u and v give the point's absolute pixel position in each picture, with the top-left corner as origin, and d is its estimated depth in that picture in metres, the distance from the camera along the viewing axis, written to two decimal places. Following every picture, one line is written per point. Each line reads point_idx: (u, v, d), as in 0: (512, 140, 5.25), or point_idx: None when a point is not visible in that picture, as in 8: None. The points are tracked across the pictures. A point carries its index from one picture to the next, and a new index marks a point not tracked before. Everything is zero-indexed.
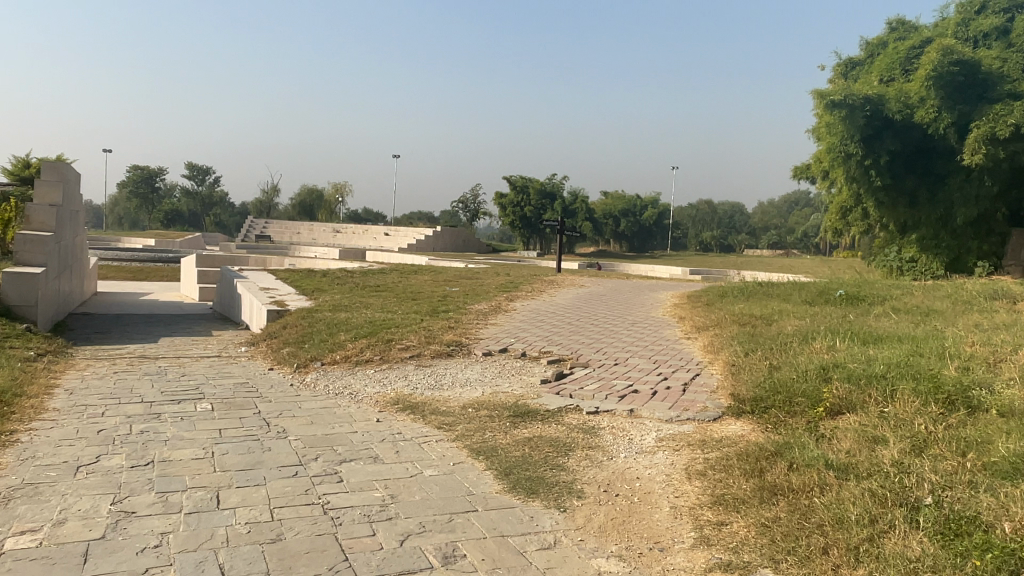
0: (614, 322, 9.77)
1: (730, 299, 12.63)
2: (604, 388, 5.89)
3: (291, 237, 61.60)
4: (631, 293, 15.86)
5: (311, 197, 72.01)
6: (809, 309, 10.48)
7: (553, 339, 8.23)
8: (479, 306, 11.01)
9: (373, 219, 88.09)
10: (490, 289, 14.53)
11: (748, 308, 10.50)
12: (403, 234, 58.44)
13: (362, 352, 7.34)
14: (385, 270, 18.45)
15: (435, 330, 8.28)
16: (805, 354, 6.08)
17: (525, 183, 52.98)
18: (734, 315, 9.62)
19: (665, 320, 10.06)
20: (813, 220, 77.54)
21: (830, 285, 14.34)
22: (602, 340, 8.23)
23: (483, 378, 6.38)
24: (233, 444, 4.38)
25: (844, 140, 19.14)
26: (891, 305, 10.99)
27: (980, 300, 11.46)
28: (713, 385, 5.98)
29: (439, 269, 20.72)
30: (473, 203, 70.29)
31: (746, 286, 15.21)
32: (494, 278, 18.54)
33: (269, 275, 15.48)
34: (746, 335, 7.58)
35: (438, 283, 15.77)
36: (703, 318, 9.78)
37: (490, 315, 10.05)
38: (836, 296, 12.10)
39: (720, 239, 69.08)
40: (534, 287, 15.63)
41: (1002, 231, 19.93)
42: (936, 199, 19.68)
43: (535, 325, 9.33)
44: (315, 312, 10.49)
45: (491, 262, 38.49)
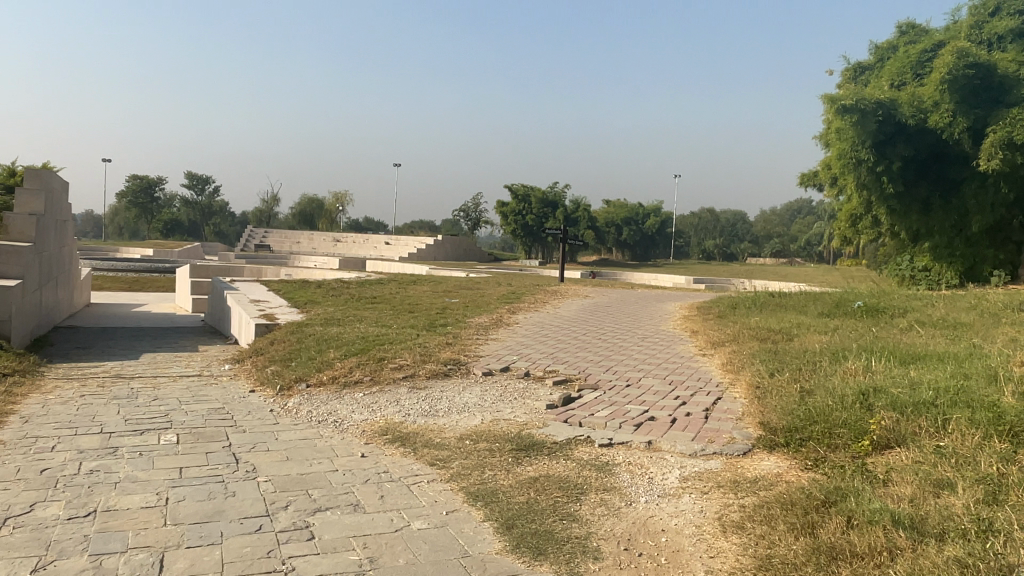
0: (622, 337, 9.18)
1: (742, 311, 12.05)
2: (617, 415, 5.30)
3: (291, 247, 61.14)
4: (637, 305, 15.27)
5: (312, 207, 71.63)
6: (829, 322, 9.89)
7: (559, 357, 7.63)
8: (479, 320, 10.43)
9: (373, 228, 87.66)
10: (491, 300, 13.95)
11: (764, 321, 9.89)
12: (404, 243, 57.97)
13: (351, 372, 6.75)
14: (383, 281, 17.88)
15: (431, 347, 7.69)
16: (839, 377, 5.47)
17: (527, 192, 52.75)
18: (751, 329, 9.01)
19: (676, 335, 9.46)
20: (817, 228, 76.97)
21: (845, 296, 13.74)
22: (611, 358, 7.62)
23: (482, 403, 5.78)
24: (192, 490, 3.78)
25: (855, 146, 18.57)
26: (914, 318, 10.41)
27: (1007, 312, 10.87)
28: (737, 411, 5.38)
29: (439, 279, 20.16)
30: (474, 212, 69.85)
31: (758, 297, 14.61)
32: (495, 289, 17.95)
33: (261, 287, 14.92)
34: (768, 352, 6.98)
35: (437, 295, 15.21)
36: (717, 332, 9.18)
37: (490, 329, 9.46)
38: (855, 308, 11.51)
39: (723, 247, 68.57)
40: (536, 298, 15.05)
41: (1019, 239, 19.49)
42: (950, 206, 19.09)
43: (538, 340, 8.73)
44: (305, 327, 9.90)
45: (492, 271, 38.01)
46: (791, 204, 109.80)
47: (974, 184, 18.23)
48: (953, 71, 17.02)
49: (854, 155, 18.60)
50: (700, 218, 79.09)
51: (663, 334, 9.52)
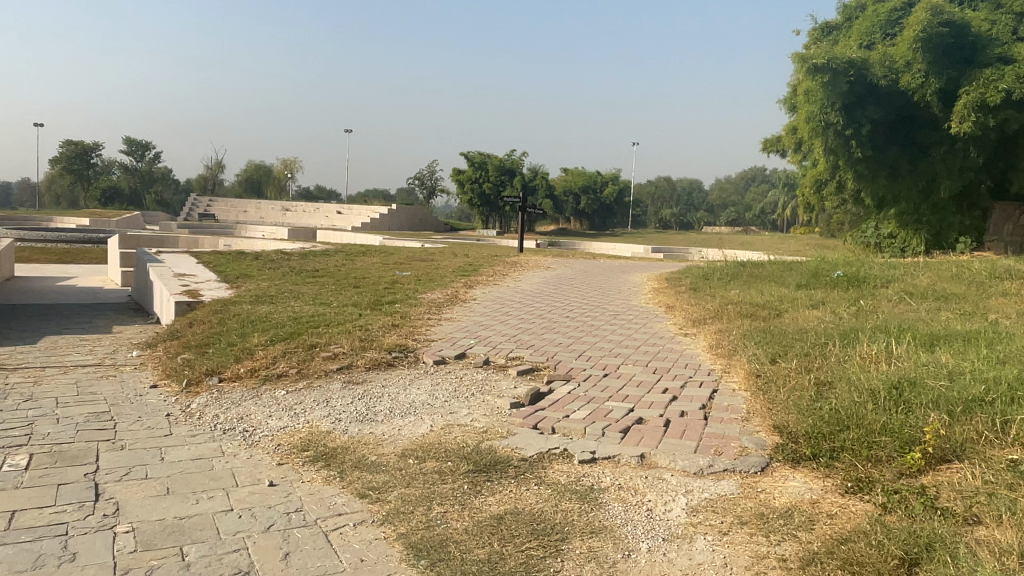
0: (591, 315, 8.18)
1: (717, 283, 11.15)
2: (598, 416, 4.31)
3: (238, 216, 58.64)
4: (602, 277, 14.32)
5: (259, 174, 68.78)
6: (813, 295, 9.09)
7: (523, 340, 6.61)
8: (431, 295, 9.32)
9: (326, 197, 85.09)
10: (446, 273, 12.83)
11: (746, 294, 9.00)
12: (357, 213, 56.13)
13: (275, 363, 5.62)
14: (329, 252, 16.57)
15: (374, 330, 6.58)
16: (860, 366, 4.57)
17: (484, 159, 51.34)
18: (734, 303, 8.11)
19: (652, 312, 8.53)
20: (771, 196, 77.43)
21: (821, 265, 13.01)
22: (582, 340, 6.63)
23: (432, 402, 4.73)
24: (15, 552, 2.69)
25: (825, 108, 17.83)
26: (902, 289, 9.65)
27: (993, 282, 10.22)
28: (740, 409, 4.44)
29: (390, 250, 18.96)
30: (429, 180, 68.03)
31: (729, 267, 13.83)
32: (451, 260, 16.82)
33: (191, 259, 13.50)
34: (761, 332, 6.08)
35: (387, 267, 14.00)
36: (697, 308, 8.25)
37: (444, 306, 8.37)
38: (835, 279, 10.73)
39: (680, 215, 68.33)
40: (494, 270, 13.96)
41: (985, 205, 19.15)
42: (918, 171, 18.58)
43: (498, 319, 7.68)
44: (232, 306, 8.66)
45: (449, 241, 36.75)
46: (746, 173, 110.25)
47: (944, 149, 17.71)
48: (927, 29, 16.27)
49: (823, 117, 17.87)
50: (657, 186, 78.70)
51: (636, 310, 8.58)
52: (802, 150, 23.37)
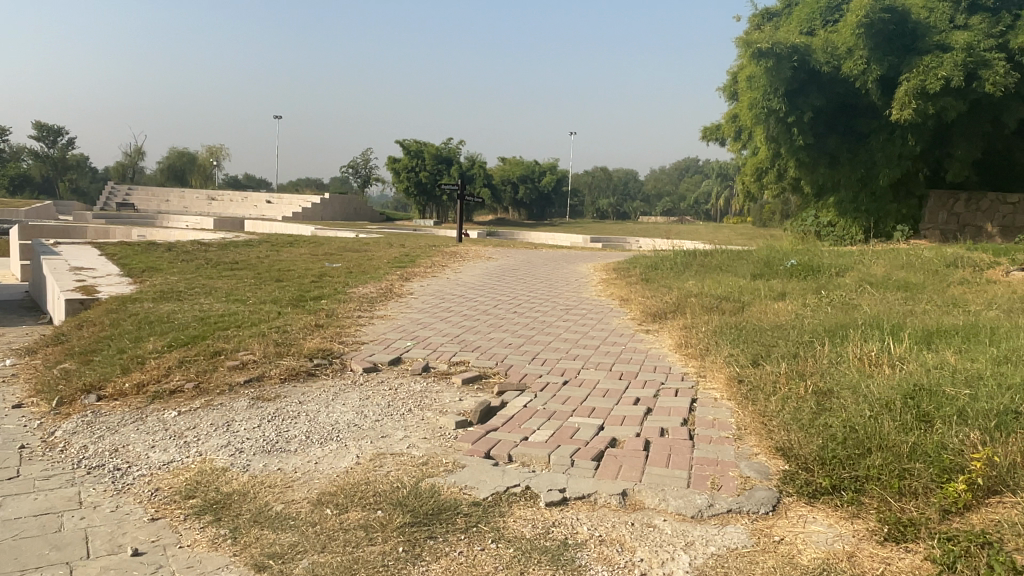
0: (540, 309, 7.45)
1: (669, 273, 10.57)
2: (562, 438, 3.55)
3: (160, 206, 55.64)
4: (546, 267, 13.62)
5: (182, 162, 65.52)
6: (772, 285, 8.59)
7: (468, 340, 5.81)
8: (362, 289, 8.41)
9: (255, 186, 81.96)
10: (380, 264, 11.89)
11: (704, 285, 8.42)
12: (288, 202, 54.02)
13: (169, 375, 4.66)
14: (252, 243, 15.35)
15: (295, 330, 5.67)
16: (861, 372, 3.94)
17: (420, 148, 50.04)
18: (694, 295, 7.51)
19: (606, 305, 7.85)
20: (705, 187, 78.60)
21: (770, 254, 12.65)
22: (534, 340, 5.89)
23: (359, 422, 3.89)
24: None
25: (767, 95, 17.57)
26: (859, 277, 9.27)
27: (946, 270, 9.97)
28: (729, 426, 3.75)
29: (321, 240, 17.81)
30: (364, 168, 66.17)
31: (676, 256, 13.33)
32: (386, 250, 15.83)
33: (93, 251, 12.15)
34: (734, 329, 5.44)
35: (315, 258, 12.93)
36: (654, 300, 7.61)
37: (378, 302, 7.48)
38: (788, 267, 10.29)
39: (616, 205, 68.50)
40: (431, 261, 13.08)
41: (921, 193, 19.18)
42: (857, 159, 18.52)
43: (438, 315, 6.85)
44: (130, 304, 7.55)
45: (384, 231, 35.45)
46: (679, 163, 111.63)
47: (883, 136, 17.68)
48: (869, 15, 16.11)
49: (766, 104, 17.61)
50: (594, 176, 78.72)
51: (587, 304, 7.90)
52: (742, 138, 23.22)
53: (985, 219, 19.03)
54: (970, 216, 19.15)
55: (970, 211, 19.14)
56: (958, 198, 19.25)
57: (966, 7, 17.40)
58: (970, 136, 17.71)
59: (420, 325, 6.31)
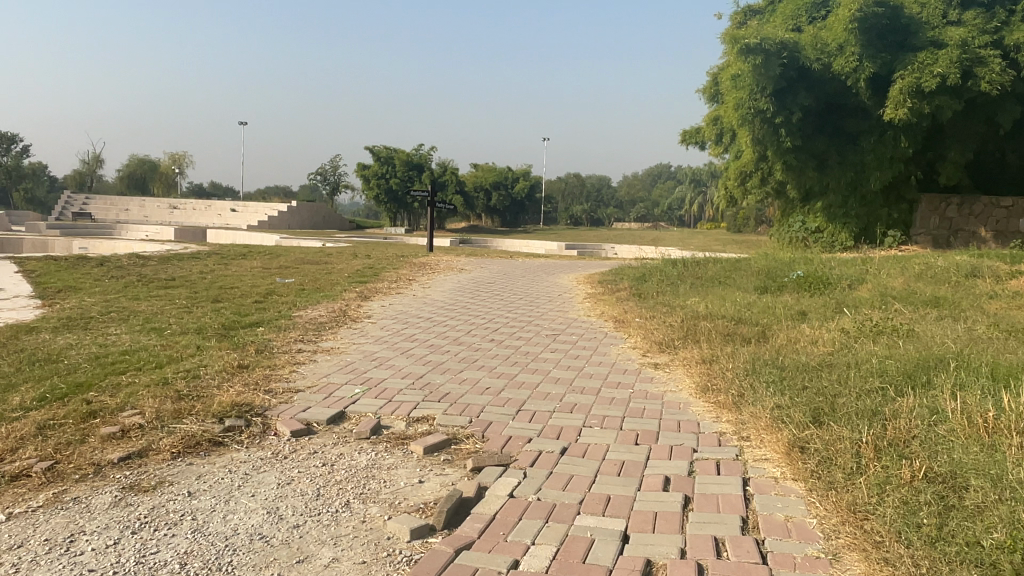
0: (521, 336, 6.23)
1: (663, 286, 9.43)
2: (568, 560, 2.37)
3: (118, 215, 53.46)
4: (525, 280, 12.45)
5: (143, 169, 63.18)
6: (784, 301, 7.54)
7: (434, 384, 4.59)
8: (311, 312, 7.13)
9: (220, 194, 79.84)
10: (339, 279, 10.56)
11: (708, 303, 7.27)
12: (254, 211, 52.36)
13: (14, 450, 3.35)
14: (200, 256, 13.93)
15: (210, 376, 4.39)
16: (981, 445, 2.82)
17: (389, 154, 48.97)
18: (704, 317, 6.36)
19: (600, 329, 6.67)
20: (679, 193, 78.34)
21: (769, 264, 11.58)
22: (520, 381, 4.68)
23: (267, 533, 2.65)
24: None
25: (753, 95, 16.65)
26: (877, 291, 8.23)
27: (966, 281, 9.03)
28: (808, 531, 2.61)
29: (279, 252, 16.46)
30: (333, 175, 64.48)
31: (665, 266, 12.28)
32: (349, 262, 14.55)
33: (9, 268, 10.67)
34: (772, 367, 4.29)
35: (266, 272, 11.58)
36: (657, 322, 6.43)
37: (326, 328, 6.21)
38: (794, 278, 9.22)
39: (590, 212, 67.60)
40: (396, 274, 11.79)
41: (912, 197, 18.32)
42: (846, 162, 17.66)
43: (398, 347, 5.59)
44: (23, 335, 6.20)
45: (352, 240, 33.89)
46: (652, 169, 111.06)
47: (874, 137, 16.90)
48: (863, 9, 15.27)
49: (753, 105, 16.69)
50: (568, 182, 77.68)
51: (574, 328, 6.70)
52: (724, 141, 22.29)
53: (978, 224, 18.22)
54: (964, 220, 18.38)
55: (962, 216, 18.36)
56: (950, 202, 18.47)
57: (958, 2, 16.68)
58: (963, 138, 17.03)
59: (375, 362, 5.06)
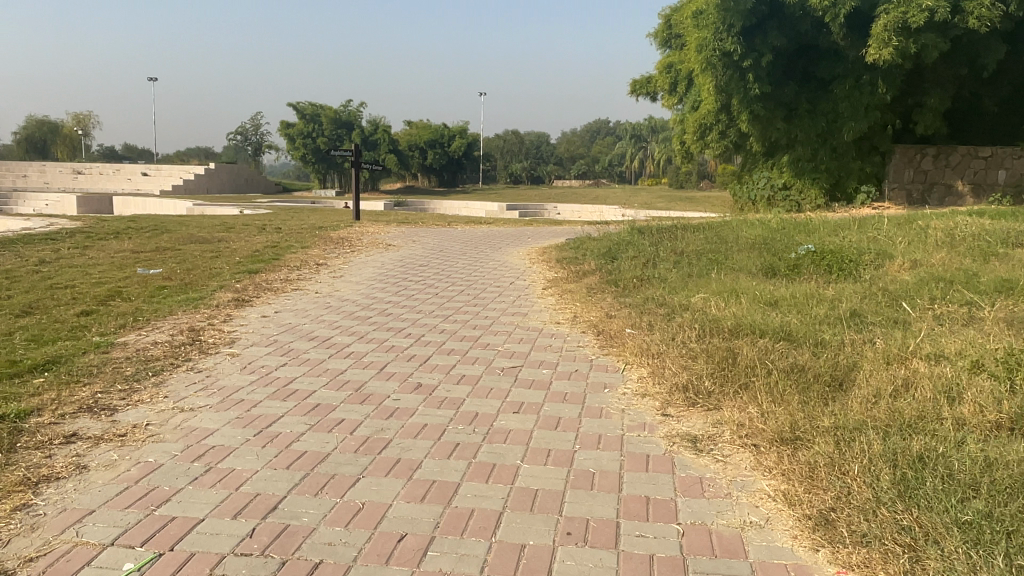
0: (461, 379, 3.93)
1: (644, 270, 7.33)
2: None
3: (14, 181, 48.40)
4: (466, 256, 10.31)
5: (41, 131, 57.30)
6: (814, 294, 5.62)
7: (294, 542, 2.29)
8: (147, 337, 4.75)
9: (134, 157, 74.37)
10: (223, 269, 8.09)
11: (726, 307, 5.15)
12: (169, 176, 48.36)
13: None
14: (59, 236, 11.17)
15: None
16: None
17: (316, 111, 45.74)
18: (734, 336, 4.24)
19: (582, 356, 4.40)
20: (620, 150, 77.10)
21: (759, 231, 9.66)
22: (459, 520, 2.38)
23: None
24: None
25: (719, 34, 14.63)
26: (917, 273, 6.43)
27: (1005, 251, 7.37)
28: None
29: (170, 228, 13.78)
30: (255, 134, 60.39)
31: (632, 236, 10.32)
32: (253, 238, 12.04)
33: None
34: (943, 476, 2.30)
35: (132, 259, 9.02)
36: (665, 343, 4.23)
37: (148, 375, 3.86)
38: (806, 253, 7.25)
39: (530, 169, 65.11)
40: (302, 255, 9.35)
41: (886, 148, 16.72)
42: (817, 111, 15.97)
43: (247, 423, 3.21)
44: None
45: (273, 206, 31.04)
46: (590, 125, 109.16)
47: (848, 82, 15.21)
48: None
49: (717, 45, 14.66)
50: (506, 139, 74.75)
51: (539, 355, 4.39)
52: (680, 90, 20.22)
53: (955, 176, 16.69)
54: (940, 172, 16.89)
55: (938, 168, 16.84)
56: (925, 153, 16.93)
57: None
58: (942, 81, 15.46)
59: (196, 471, 2.73)
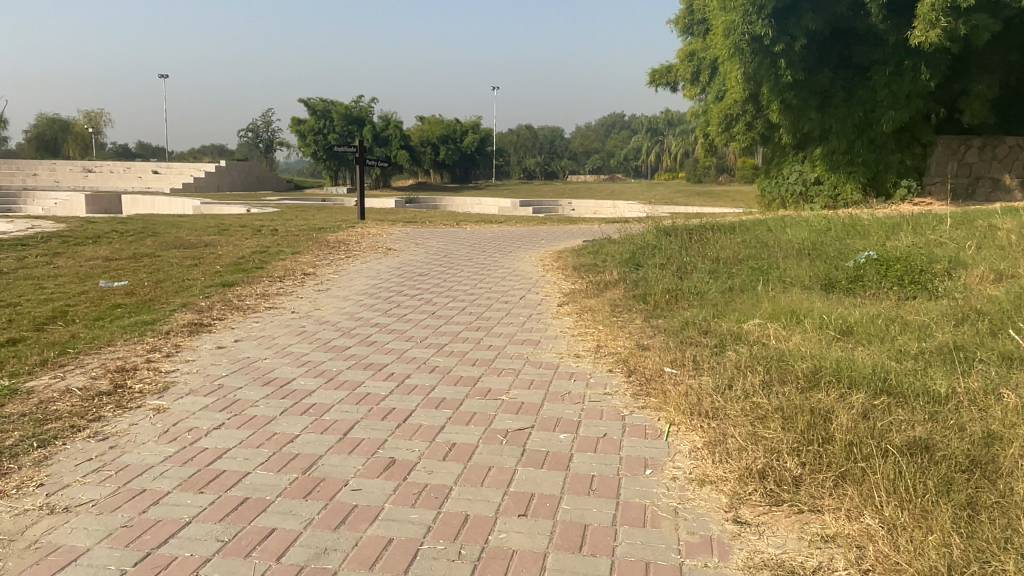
0: (450, 450, 2.89)
1: (677, 282, 6.27)
2: None
3: (24, 180, 47.98)
4: (473, 261, 9.32)
5: (53, 129, 56.92)
6: (891, 318, 4.57)
7: None
8: (64, 380, 3.79)
9: (147, 153, 74.10)
10: (195, 282, 7.13)
11: (790, 339, 4.09)
12: (178, 173, 47.80)
13: None
14: (33, 241, 10.27)
15: None
16: None
17: (326, 107, 44.95)
18: (813, 389, 3.21)
19: (612, 411, 3.33)
20: (635, 143, 75.80)
21: (801, 233, 8.59)
22: None
23: None
24: None
25: (748, 16, 13.51)
26: (1008, 286, 5.35)
27: None
28: None
29: (159, 230, 12.88)
30: (266, 131, 59.76)
31: (657, 239, 9.27)
32: (244, 242, 11.11)
33: None
34: None
35: (101, 268, 8.10)
36: (724, 402, 3.19)
37: (33, 446, 2.89)
38: (868, 262, 6.16)
39: (544, 164, 63.84)
40: (291, 263, 8.40)
41: (927, 139, 15.51)
42: (853, 100, 14.80)
43: (130, 543, 2.19)
44: None
45: (281, 204, 30.20)
46: (606, 119, 107.97)
47: (889, 69, 14.04)
48: None
49: (747, 29, 13.54)
50: (520, 134, 73.60)
51: (554, 411, 3.32)
52: (703, 79, 19.07)
53: (1002, 169, 15.64)
54: (985, 165, 15.76)
55: (984, 161, 15.71)
56: (970, 144, 15.74)
57: None
58: (990, 67, 14.25)
59: None
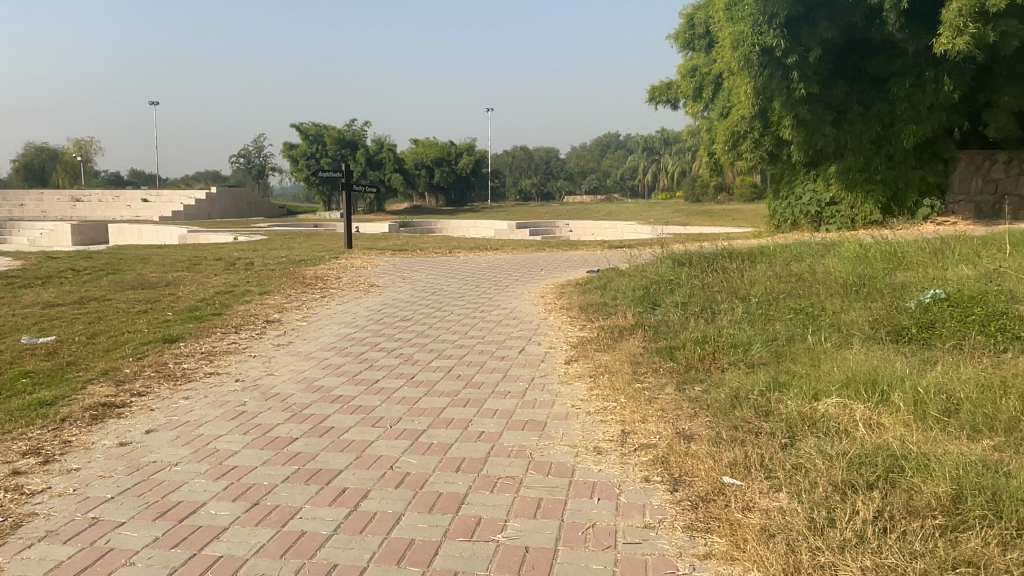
0: None
1: (707, 331, 5.21)
2: None
3: (11, 210, 46.91)
4: (465, 300, 8.25)
5: (42, 158, 56.04)
6: (1007, 390, 3.49)
7: None
8: None
9: (138, 180, 73.22)
10: (135, 335, 6.03)
11: (893, 430, 2.99)
12: (167, 201, 46.83)
13: None
14: None
15: None
16: None
17: (319, 131, 44.18)
18: (966, 536, 2.15)
19: (661, 565, 2.23)
20: (632, 163, 75.17)
21: (836, 263, 7.54)
22: None
23: None
24: None
25: (758, 26, 12.60)
26: None
27: None
28: None
29: (124, 266, 11.80)
30: (258, 156, 58.92)
31: (672, 271, 8.21)
32: (211, 279, 10.03)
33: None
34: None
35: (32, 319, 7.00)
36: (834, 558, 2.12)
37: None
38: (939, 304, 5.10)
39: (542, 186, 63.06)
40: (255, 307, 7.32)
41: (950, 154, 14.54)
42: (870, 114, 13.87)
43: None
44: None
45: (271, 231, 29.17)
46: (602, 140, 107.66)
47: (908, 80, 13.13)
48: None
49: (758, 40, 12.63)
50: (516, 155, 72.94)
51: (573, 568, 2.22)
52: (707, 95, 18.17)
53: None
54: (1012, 181, 14.61)
55: (1010, 177, 14.59)
56: (994, 160, 14.65)
57: None
58: (1017, 76, 13.32)
59: None
